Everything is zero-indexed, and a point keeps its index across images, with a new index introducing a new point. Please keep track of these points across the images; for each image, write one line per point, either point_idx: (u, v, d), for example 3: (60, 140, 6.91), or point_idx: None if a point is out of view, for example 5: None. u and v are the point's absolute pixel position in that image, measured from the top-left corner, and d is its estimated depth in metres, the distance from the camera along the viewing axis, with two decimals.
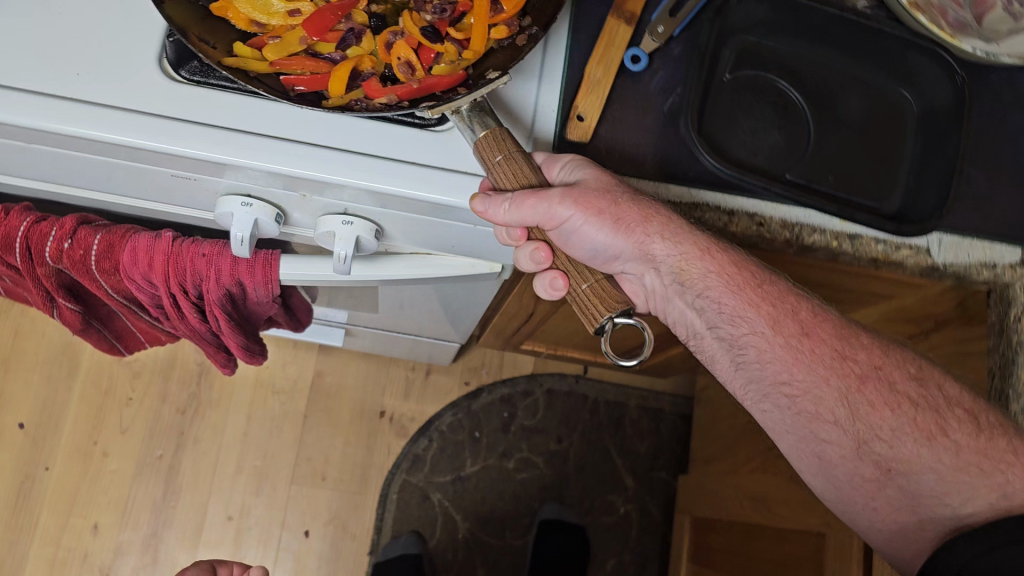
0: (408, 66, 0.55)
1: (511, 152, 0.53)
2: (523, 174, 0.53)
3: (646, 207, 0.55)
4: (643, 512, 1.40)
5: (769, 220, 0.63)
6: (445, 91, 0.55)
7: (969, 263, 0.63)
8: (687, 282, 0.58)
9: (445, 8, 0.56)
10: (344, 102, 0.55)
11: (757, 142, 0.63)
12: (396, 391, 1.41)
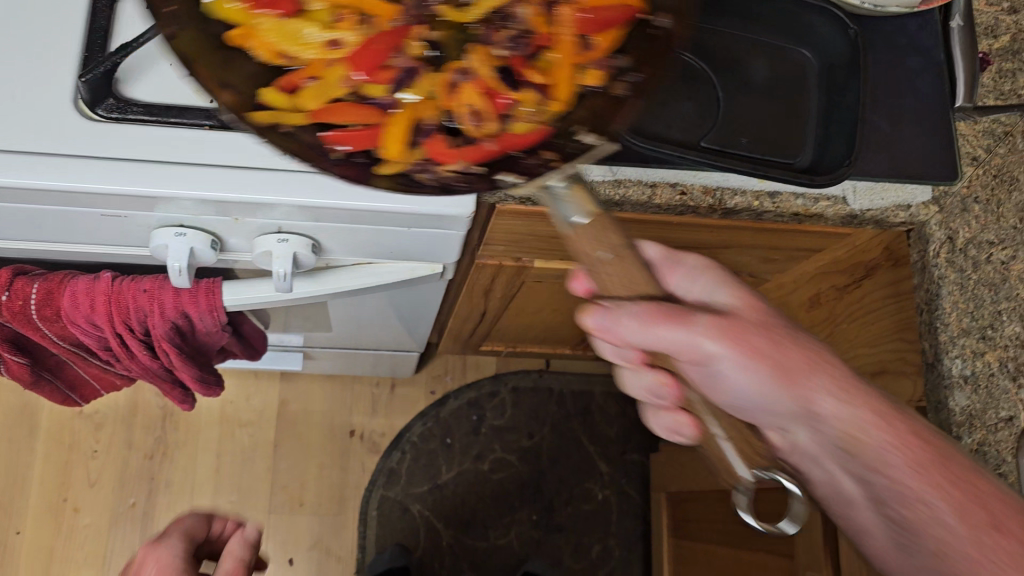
0: (476, 117, 0.46)
1: (622, 251, 0.45)
2: (636, 279, 0.47)
3: (817, 357, 0.53)
4: (620, 495, 1.42)
5: (690, 187, 0.65)
6: (524, 151, 0.44)
7: (884, 208, 0.68)
8: (859, 453, 0.53)
9: (521, 42, 0.48)
10: (404, 167, 0.44)
11: (670, 115, 0.65)
12: (363, 408, 1.41)
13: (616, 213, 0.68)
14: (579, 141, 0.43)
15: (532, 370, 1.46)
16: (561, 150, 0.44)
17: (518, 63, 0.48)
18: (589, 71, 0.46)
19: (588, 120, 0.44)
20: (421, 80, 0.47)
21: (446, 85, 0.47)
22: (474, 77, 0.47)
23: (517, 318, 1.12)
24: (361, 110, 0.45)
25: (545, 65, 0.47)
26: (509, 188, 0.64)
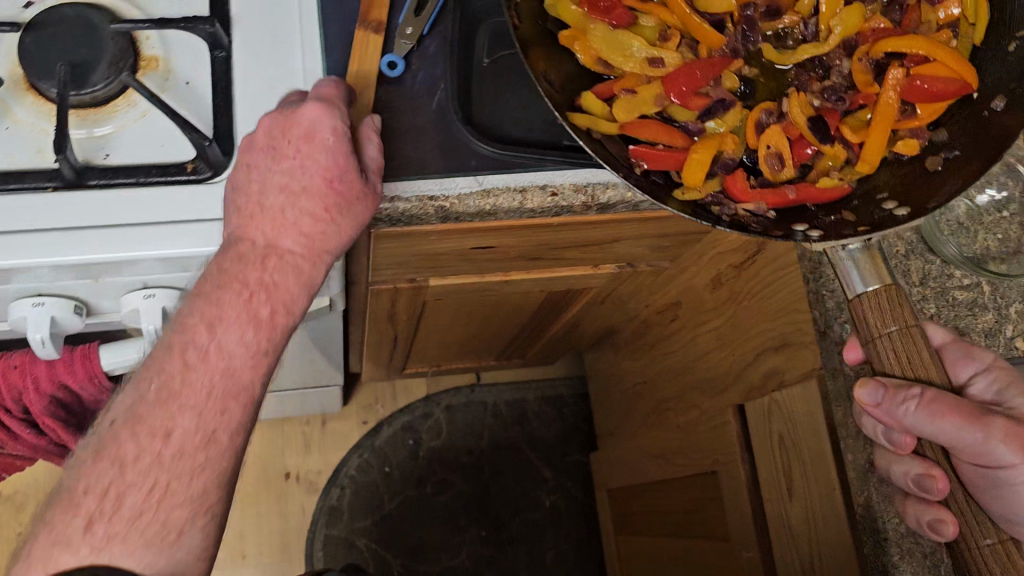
0: (779, 157, 0.61)
1: (907, 323, 0.53)
2: (910, 358, 0.54)
3: None
4: (567, 498, 1.41)
5: (561, 188, 0.64)
6: (822, 207, 0.60)
7: None
8: None
9: (844, 99, 0.61)
10: (698, 194, 0.60)
11: (529, 118, 0.64)
12: (295, 449, 1.37)
13: (492, 222, 0.67)
14: (883, 211, 0.57)
15: (462, 386, 1.44)
16: (871, 211, 0.58)
17: (831, 116, 0.61)
18: (905, 142, 0.59)
19: (896, 185, 0.59)
20: (731, 112, 0.62)
21: (757, 127, 0.61)
22: (787, 126, 0.61)
23: (432, 337, 1.10)
24: (676, 138, 0.61)
25: (860, 121, 0.61)
26: (376, 211, 0.62)
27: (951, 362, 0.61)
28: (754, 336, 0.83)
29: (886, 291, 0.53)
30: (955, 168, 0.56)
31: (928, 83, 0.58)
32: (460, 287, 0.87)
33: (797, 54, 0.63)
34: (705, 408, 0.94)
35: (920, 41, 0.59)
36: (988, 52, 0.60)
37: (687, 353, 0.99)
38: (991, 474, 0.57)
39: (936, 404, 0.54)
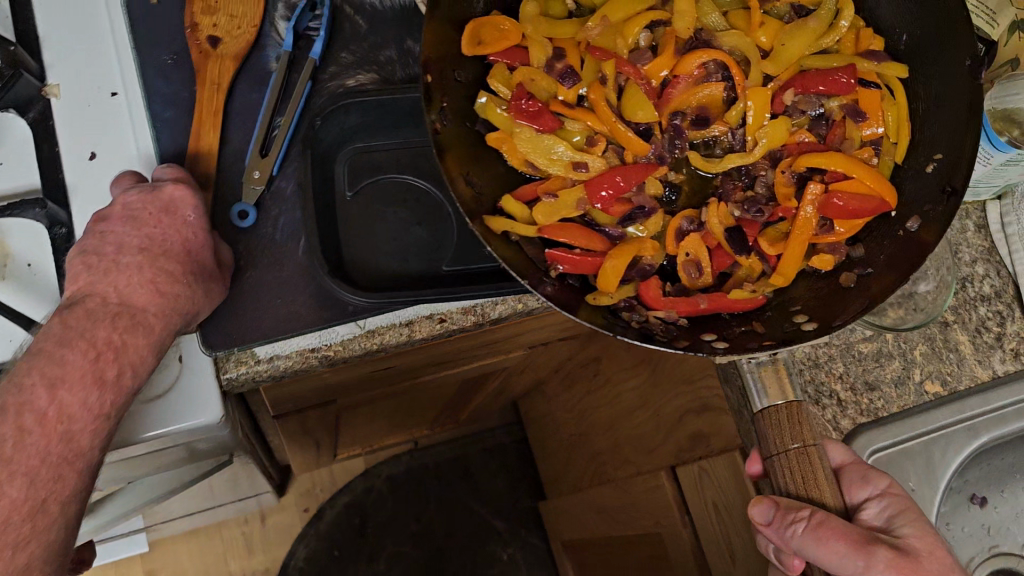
0: (694, 264, 0.63)
1: (810, 445, 0.51)
2: (809, 478, 0.51)
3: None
4: (524, 546, 1.38)
5: (448, 313, 0.61)
6: (736, 316, 0.60)
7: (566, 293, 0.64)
8: None
9: (764, 211, 0.63)
10: (607, 300, 0.60)
11: (403, 247, 0.60)
12: (238, 551, 1.32)
13: (384, 354, 0.64)
14: (796, 325, 0.58)
15: (401, 454, 1.38)
16: (781, 325, 0.59)
17: (752, 228, 0.63)
18: (821, 257, 0.61)
19: (810, 298, 0.61)
20: (651, 219, 0.63)
21: (678, 233, 0.63)
22: (707, 232, 0.63)
23: (355, 429, 1.06)
24: (597, 245, 0.62)
25: (775, 234, 0.64)
26: (254, 375, 0.59)
27: (847, 483, 0.59)
28: (677, 395, 0.81)
29: (788, 407, 0.52)
30: (866, 285, 0.59)
31: (845, 202, 0.61)
32: (373, 395, 0.84)
33: (722, 163, 0.65)
34: (643, 467, 0.91)
35: (842, 163, 0.62)
36: (909, 170, 0.62)
37: (614, 409, 0.97)
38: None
39: (822, 527, 0.51)
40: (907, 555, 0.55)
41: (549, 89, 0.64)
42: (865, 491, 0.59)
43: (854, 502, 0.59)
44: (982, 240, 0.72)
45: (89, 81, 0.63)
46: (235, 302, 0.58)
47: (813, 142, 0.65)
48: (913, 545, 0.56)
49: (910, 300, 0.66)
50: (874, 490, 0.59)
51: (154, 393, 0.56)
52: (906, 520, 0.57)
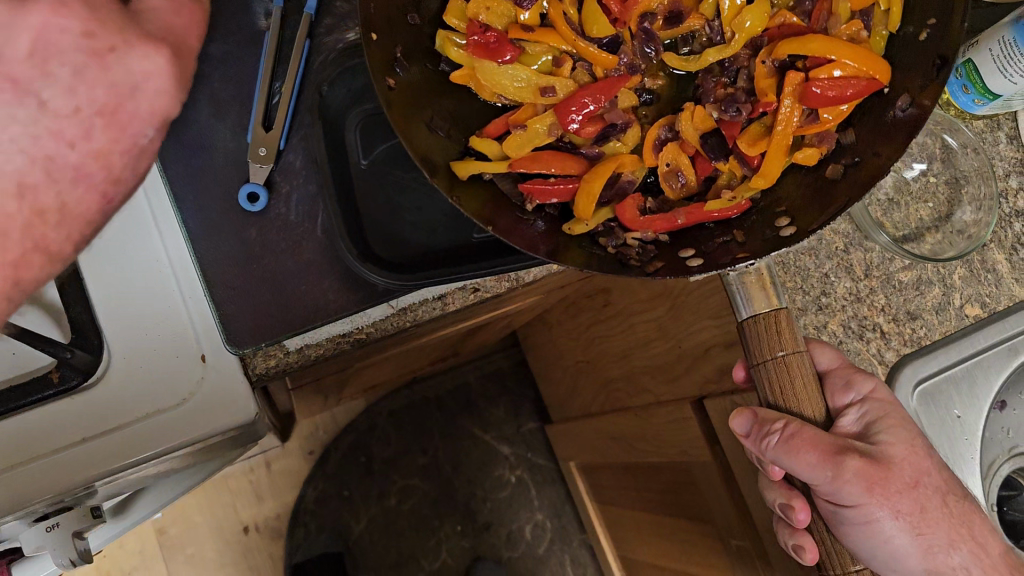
0: (672, 173, 0.60)
1: (794, 350, 0.47)
2: (789, 387, 0.49)
3: (916, 472, 0.51)
4: (530, 468, 1.39)
5: (481, 281, 0.58)
6: (718, 224, 0.57)
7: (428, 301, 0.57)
8: (931, 559, 0.52)
9: (743, 109, 0.59)
10: (583, 226, 0.57)
11: (428, 218, 0.57)
12: (247, 500, 1.27)
13: (413, 328, 0.61)
14: (776, 230, 0.55)
15: (400, 388, 1.35)
16: (764, 230, 0.55)
17: (731, 129, 0.59)
18: (805, 153, 0.56)
19: (797, 197, 0.57)
20: (628, 134, 0.61)
21: (657, 143, 0.60)
22: (682, 141, 0.60)
23: (362, 379, 1.02)
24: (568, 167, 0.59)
25: (758, 130, 0.59)
26: (286, 365, 0.57)
27: (828, 388, 0.55)
28: (697, 330, 0.79)
29: (762, 320, 0.48)
30: (852, 175, 0.53)
31: (825, 88, 0.55)
32: (389, 353, 0.80)
33: (700, 61, 0.62)
34: (661, 395, 0.90)
35: (820, 47, 0.56)
36: (902, 41, 0.55)
37: (626, 338, 0.95)
38: (835, 512, 0.51)
39: (792, 441, 0.48)
40: (880, 464, 0.50)
41: (507, 14, 0.60)
42: (848, 396, 0.54)
43: (839, 408, 0.54)
44: (1015, 151, 0.69)
45: None
46: (257, 294, 0.55)
47: (796, 24, 0.60)
48: (891, 453, 0.51)
49: (949, 226, 0.66)
50: (859, 396, 0.54)
51: (175, 401, 0.53)
52: (888, 426, 0.53)
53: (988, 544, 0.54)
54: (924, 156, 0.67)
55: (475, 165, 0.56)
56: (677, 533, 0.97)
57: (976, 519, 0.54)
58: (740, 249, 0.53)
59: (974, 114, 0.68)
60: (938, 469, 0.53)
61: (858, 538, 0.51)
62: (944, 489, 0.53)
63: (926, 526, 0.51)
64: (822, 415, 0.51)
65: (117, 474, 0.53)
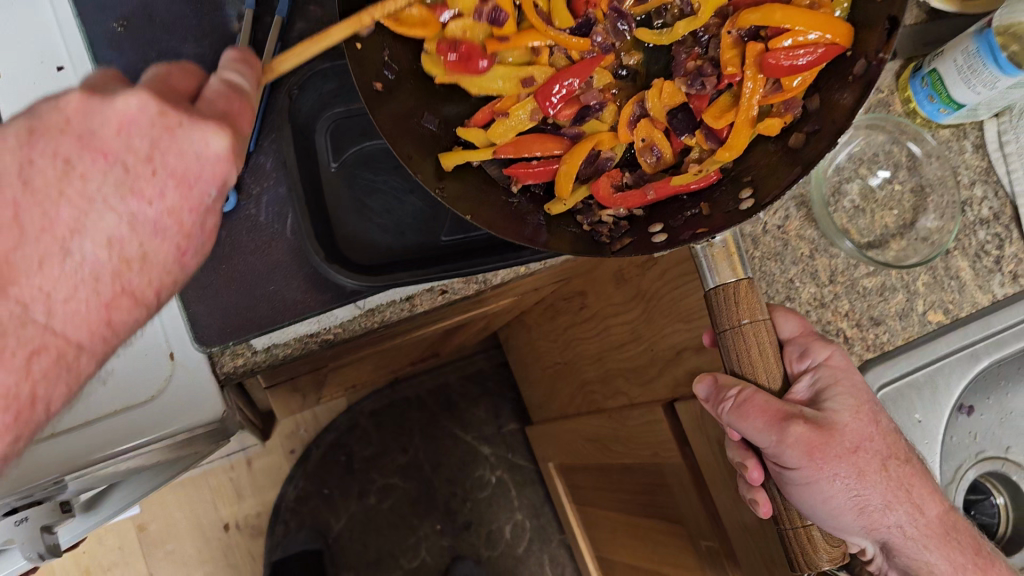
0: (648, 148, 0.61)
1: (759, 318, 0.48)
2: (750, 353, 0.49)
3: (861, 435, 0.53)
4: (511, 468, 1.40)
5: (449, 283, 0.59)
6: (692, 198, 0.57)
7: (397, 301, 0.58)
8: (871, 516, 0.54)
9: (708, 83, 0.59)
10: (564, 206, 0.59)
11: (397, 220, 0.58)
12: (228, 498, 1.27)
13: (383, 328, 0.62)
14: (737, 202, 0.54)
15: (383, 388, 1.36)
16: (727, 204, 0.55)
17: (699, 102, 0.59)
18: (765, 122, 0.55)
19: (762, 167, 0.56)
20: (606, 112, 0.62)
21: (631, 119, 0.61)
22: (653, 116, 0.60)
23: (341, 377, 1.02)
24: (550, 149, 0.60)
25: (728, 100, 0.59)
26: (253, 365, 0.57)
27: (785, 356, 0.56)
28: (666, 335, 0.80)
29: (725, 289, 0.48)
30: (810, 143, 0.52)
31: (782, 58, 0.54)
32: (364, 353, 0.81)
33: (671, 34, 0.59)
34: (635, 397, 0.90)
35: (774, 15, 0.54)
36: None
37: (602, 341, 0.96)
38: (781, 473, 0.52)
39: (743, 407, 0.50)
40: (827, 430, 0.51)
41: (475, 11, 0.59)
42: (803, 363, 0.55)
43: (795, 374, 0.56)
44: (981, 159, 0.70)
45: (29, 57, 0.59)
46: (227, 294, 0.55)
47: None
48: (836, 418, 0.52)
49: (913, 233, 0.67)
50: (814, 363, 0.55)
51: (144, 396, 0.54)
52: (837, 393, 0.53)
53: (926, 505, 0.56)
54: (890, 163, 0.68)
55: (459, 155, 0.57)
56: (650, 533, 0.98)
57: (917, 480, 0.56)
58: (701, 224, 0.53)
59: (941, 123, 0.69)
60: (882, 434, 0.54)
61: (804, 499, 0.53)
62: (886, 454, 0.54)
63: (865, 487, 0.53)
64: (776, 380, 0.51)
65: (88, 470, 0.53)
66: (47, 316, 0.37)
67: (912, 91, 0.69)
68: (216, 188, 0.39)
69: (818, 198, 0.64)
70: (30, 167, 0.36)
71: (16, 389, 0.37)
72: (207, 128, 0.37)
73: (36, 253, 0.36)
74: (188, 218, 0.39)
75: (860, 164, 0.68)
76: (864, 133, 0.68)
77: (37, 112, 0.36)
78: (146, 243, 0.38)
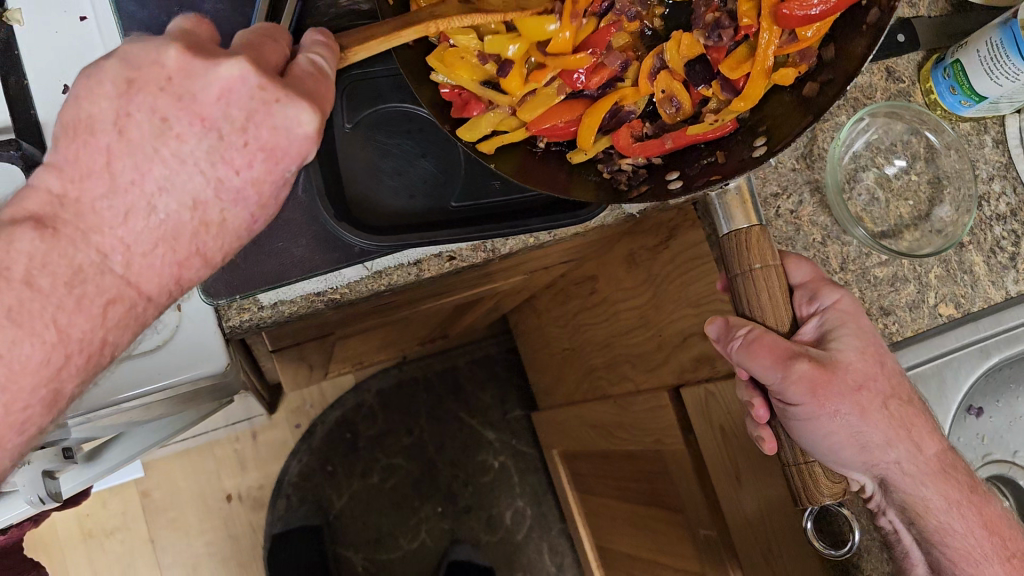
0: (670, 102, 0.57)
1: (770, 262, 0.50)
2: (761, 295, 0.51)
3: (863, 381, 0.53)
4: (515, 455, 1.40)
5: (458, 250, 0.60)
6: (710, 145, 0.57)
7: (406, 262, 0.59)
8: (873, 456, 0.54)
9: (725, 34, 0.55)
10: (587, 155, 0.57)
11: (408, 182, 0.58)
12: (232, 469, 1.28)
13: (391, 292, 0.63)
14: (752, 149, 0.54)
15: (390, 367, 1.37)
16: (743, 151, 0.54)
17: (717, 53, 0.57)
18: (781, 73, 0.53)
19: (778, 111, 0.55)
20: (631, 70, 0.58)
21: (651, 71, 0.57)
22: (672, 68, 0.57)
23: (348, 351, 1.02)
24: (572, 108, 0.57)
25: (745, 52, 0.56)
26: (259, 321, 0.58)
27: (793, 300, 0.55)
28: (672, 323, 0.80)
29: (738, 234, 0.50)
30: (824, 91, 0.51)
31: (796, 7, 0.51)
32: (372, 323, 0.81)
33: None
34: (641, 384, 0.90)
35: None
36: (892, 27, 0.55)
37: (611, 328, 0.95)
38: (786, 410, 0.52)
39: (752, 345, 0.50)
40: (830, 368, 0.51)
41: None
42: (811, 307, 0.54)
43: (801, 318, 0.55)
44: (1000, 155, 0.70)
45: (52, 7, 0.59)
46: (233, 250, 0.56)
47: None
48: (840, 357, 0.52)
49: (927, 224, 0.67)
50: (821, 307, 0.54)
51: (149, 347, 0.54)
52: (843, 333, 0.53)
53: (925, 444, 0.56)
54: (908, 153, 0.68)
55: (485, 123, 0.55)
56: (650, 521, 0.98)
57: (918, 420, 0.56)
58: (715, 171, 0.53)
59: (961, 115, 0.69)
60: (885, 375, 0.54)
61: (806, 436, 0.52)
62: (889, 394, 0.54)
63: (867, 426, 0.53)
64: (785, 324, 0.52)
65: (90, 417, 0.54)
66: (125, 268, 0.40)
67: (933, 82, 0.68)
68: (296, 165, 0.42)
69: (833, 183, 0.64)
70: (128, 120, 0.38)
71: (89, 335, 0.39)
72: (303, 106, 0.40)
73: (123, 206, 0.39)
74: (268, 189, 0.41)
75: (876, 153, 0.67)
76: (882, 122, 0.68)
77: (138, 64, 0.38)
78: (226, 208, 0.40)
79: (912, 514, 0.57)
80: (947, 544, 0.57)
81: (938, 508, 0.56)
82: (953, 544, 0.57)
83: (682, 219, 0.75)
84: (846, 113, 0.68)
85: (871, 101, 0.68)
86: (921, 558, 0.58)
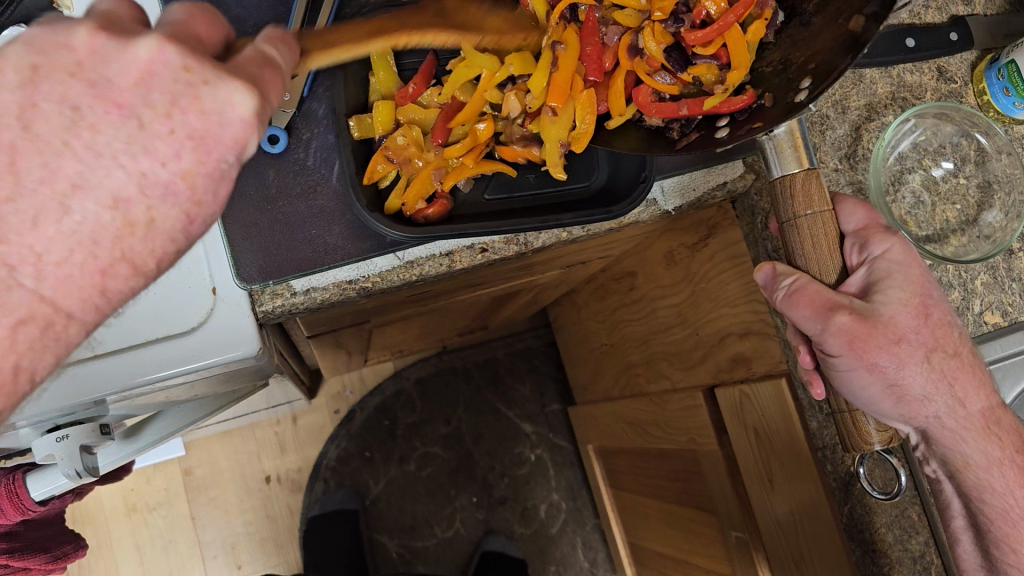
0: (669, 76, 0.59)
1: (821, 208, 0.50)
2: (823, 240, 0.51)
3: (903, 332, 0.51)
4: (551, 448, 1.41)
5: (490, 243, 0.61)
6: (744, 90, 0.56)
7: (435, 257, 0.60)
8: (913, 414, 0.53)
9: (686, 18, 0.57)
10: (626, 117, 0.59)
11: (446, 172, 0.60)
12: (272, 450, 1.30)
13: (422, 284, 0.64)
14: (797, 92, 0.52)
15: (430, 357, 1.38)
16: (789, 95, 0.53)
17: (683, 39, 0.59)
18: (753, 29, 0.56)
19: (825, 53, 0.51)
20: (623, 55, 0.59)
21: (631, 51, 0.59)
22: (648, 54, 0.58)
23: (388, 339, 1.03)
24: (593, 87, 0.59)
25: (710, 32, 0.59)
26: (292, 307, 0.59)
27: (842, 249, 0.53)
28: (707, 323, 0.78)
29: (785, 178, 0.51)
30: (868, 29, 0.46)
31: None
32: (406, 312, 0.82)
33: None
34: (676, 381, 0.89)
35: None
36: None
37: (648, 324, 0.94)
38: (827, 360, 0.52)
39: (793, 296, 0.51)
40: (872, 320, 0.50)
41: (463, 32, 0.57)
42: (861, 256, 0.53)
43: (851, 268, 0.53)
44: None
45: None
46: (270, 236, 0.58)
47: None
48: (884, 310, 0.51)
49: (974, 230, 0.65)
50: (871, 256, 0.52)
51: (185, 327, 0.54)
52: (889, 285, 0.51)
53: (968, 399, 0.54)
54: (956, 156, 0.66)
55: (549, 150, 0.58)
56: (682, 522, 0.97)
57: (962, 373, 0.54)
58: (759, 117, 0.54)
59: (1014, 117, 0.67)
60: (932, 327, 0.52)
61: (847, 387, 0.52)
62: (932, 346, 0.52)
63: (905, 376, 0.51)
64: (830, 274, 0.52)
65: (126, 394, 0.54)
66: (36, 281, 0.29)
67: (986, 83, 0.67)
68: (234, 154, 0.31)
69: (875, 186, 0.61)
70: (33, 112, 0.28)
71: (8, 382, 0.31)
72: (238, 82, 0.29)
73: (32, 210, 0.28)
74: (204, 184, 0.30)
75: (924, 154, 0.65)
76: (931, 123, 0.65)
77: (39, 43, 0.27)
78: (153, 206, 0.30)
79: (952, 467, 0.56)
80: (984, 501, 0.56)
81: (978, 465, 0.55)
82: (993, 502, 0.56)
83: (722, 218, 0.74)
84: (894, 113, 0.66)
85: (920, 102, 0.67)
86: (961, 510, 0.59)
